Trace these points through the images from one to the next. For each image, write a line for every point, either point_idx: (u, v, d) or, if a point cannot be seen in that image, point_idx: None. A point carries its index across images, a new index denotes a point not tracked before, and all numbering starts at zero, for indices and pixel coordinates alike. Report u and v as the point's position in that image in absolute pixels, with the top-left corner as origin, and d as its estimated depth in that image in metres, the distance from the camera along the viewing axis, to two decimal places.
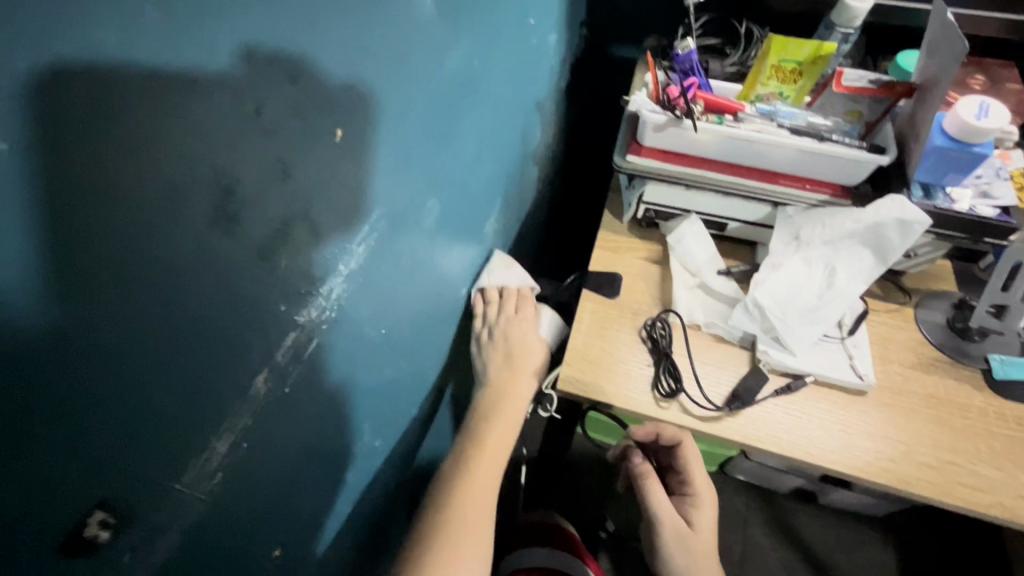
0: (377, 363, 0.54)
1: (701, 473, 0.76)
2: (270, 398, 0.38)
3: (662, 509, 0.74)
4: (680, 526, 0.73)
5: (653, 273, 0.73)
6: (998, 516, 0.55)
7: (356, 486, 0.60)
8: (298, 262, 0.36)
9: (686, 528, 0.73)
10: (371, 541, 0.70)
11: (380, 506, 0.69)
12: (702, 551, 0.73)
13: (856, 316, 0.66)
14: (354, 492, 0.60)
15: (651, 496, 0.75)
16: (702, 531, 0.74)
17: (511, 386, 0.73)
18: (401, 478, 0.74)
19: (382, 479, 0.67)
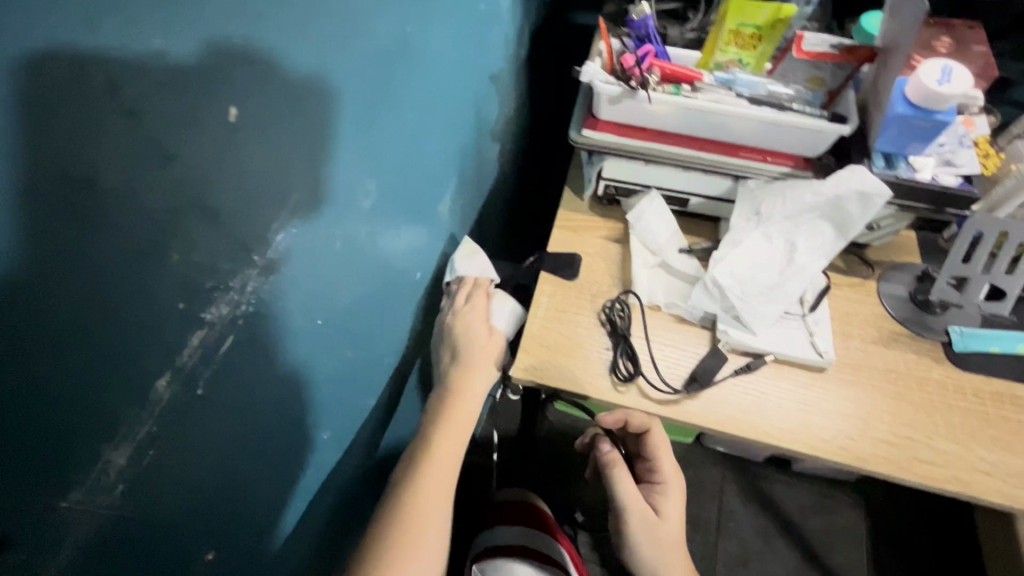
0: (318, 358, 0.52)
1: (669, 462, 0.75)
2: (178, 401, 0.35)
3: (627, 495, 0.72)
4: (647, 513, 0.72)
5: (614, 253, 0.71)
6: (952, 489, 0.55)
7: (310, 481, 0.58)
8: (196, 257, 0.33)
9: (653, 516, 0.72)
10: (335, 532, 0.69)
11: (339, 499, 0.67)
12: (667, 538, 0.72)
13: (818, 292, 0.65)
14: (305, 489, 0.58)
15: (617, 483, 0.73)
16: (668, 518, 0.73)
17: (463, 385, 0.68)
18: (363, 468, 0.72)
19: (341, 471, 0.66)
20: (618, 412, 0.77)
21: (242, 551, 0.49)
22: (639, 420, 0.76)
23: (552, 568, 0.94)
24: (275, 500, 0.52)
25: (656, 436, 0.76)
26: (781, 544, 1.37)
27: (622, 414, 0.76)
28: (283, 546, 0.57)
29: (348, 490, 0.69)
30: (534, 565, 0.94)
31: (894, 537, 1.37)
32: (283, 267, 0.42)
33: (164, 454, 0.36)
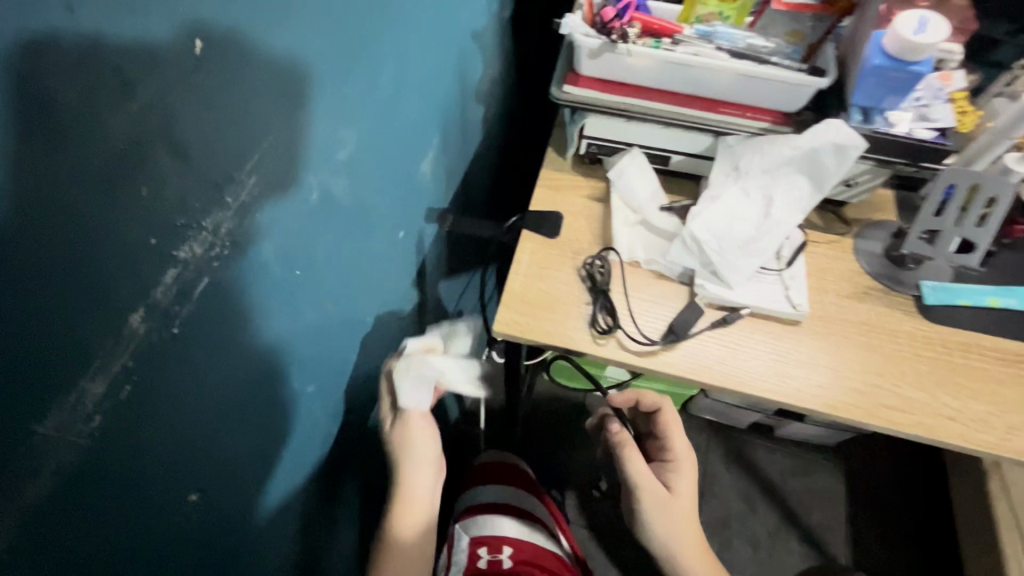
0: (300, 309, 0.52)
1: (681, 440, 0.77)
2: (153, 340, 0.36)
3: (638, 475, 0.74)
4: (657, 492, 0.73)
5: (595, 211, 0.71)
6: (916, 434, 0.57)
7: (297, 435, 0.59)
8: (164, 192, 0.33)
9: (664, 493, 0.74)
10: (324, 489, 0.70)
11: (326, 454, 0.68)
12: (679, 514, 0.73)
13: (794, 248, 0.66)
14: (291, 440, 0.59)
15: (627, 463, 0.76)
16: (680, 494, 0.74)
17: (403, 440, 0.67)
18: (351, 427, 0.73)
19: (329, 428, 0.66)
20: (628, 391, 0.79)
21: (230, 498, 0.50)
22: (650, 398, 0.78)
23: (534, 522, 0.98)
24: (260, 448, 0.53)
25: (667, 415, 0.78)
26: (763, 508, 1.41)
27: (631, 393, 0.78)
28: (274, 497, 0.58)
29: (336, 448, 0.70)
30: (517, 519, 0.97)
31: (871, 498, 1.42)
32: (257, 210, 0.42)
33: (142, 390, 0.36)
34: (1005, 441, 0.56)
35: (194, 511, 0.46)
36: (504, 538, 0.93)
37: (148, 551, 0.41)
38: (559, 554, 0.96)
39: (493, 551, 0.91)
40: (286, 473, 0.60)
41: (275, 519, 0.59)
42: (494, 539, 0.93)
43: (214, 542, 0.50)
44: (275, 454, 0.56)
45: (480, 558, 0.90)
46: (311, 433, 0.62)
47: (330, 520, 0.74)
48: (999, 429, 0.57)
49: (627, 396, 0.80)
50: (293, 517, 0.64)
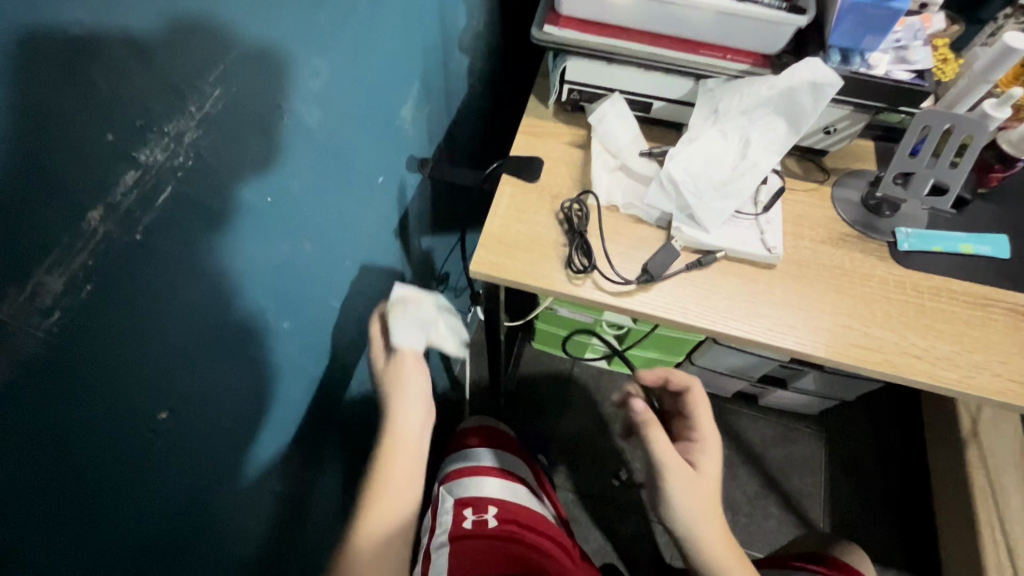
0: (273, 239, 0.52)
1: (707, 419, 0.78)
2: (115, 242, 0.35)
3: (665, 455, 0.72)
4: (682, 468, 0.72)
5: (575, 158, 0.71)
6: (884, 372, 0.58)
7: (276, 370, 0.59)
8: (120, 85, 0.33)
9: (690, 470, 0.72)
10: (308, 433, 0.71)
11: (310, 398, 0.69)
12: (702, 494, 0.71)
13: (773, 194, 0.66)
14: (272, 377, 0.59)
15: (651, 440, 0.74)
16: (705, 473, 0.73)
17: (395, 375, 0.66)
18: (333, 372, 0.74)
19: (310, 369, 0.67)
20: (659, 370, 0.84)
21: (206, 424, 0.50)
22: (681, 375, 0.81)
23: (519, 483, 0.99)
24: (237, 378, 0.53)
25: (695, 393, 0.80)
26: (744, 473, 1.44)
27: (661, 371, 0.83)
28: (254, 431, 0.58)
29: (317, 391, 0.71)
30: (501, 480, 0.98)
31: (852, 463, 1.45)
32: (224, 125, 0.42)
33: (103, 292, 0.36)
34: (968, 378, 0.57)
35: (167, 431, 0.46)
36: (489, 499, 0.94)
37: (118, 464, 0.41)
38: (542, 513, 0.97)
39: (479, 512, 0.92)
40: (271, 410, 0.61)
41: (257, 455, 0.60)
42: (479, 501, 0.94)
43: (191, 469, 0.49)
44: (253, 387, 0.56)
45: (466, 518, 0.91)
46: (290, 370, 0.62)
47: (314, 466, 0.74)
48: (963, 367, 0.58)
49: (657, 375, 0.84)
50: (279, 458, 0.65)
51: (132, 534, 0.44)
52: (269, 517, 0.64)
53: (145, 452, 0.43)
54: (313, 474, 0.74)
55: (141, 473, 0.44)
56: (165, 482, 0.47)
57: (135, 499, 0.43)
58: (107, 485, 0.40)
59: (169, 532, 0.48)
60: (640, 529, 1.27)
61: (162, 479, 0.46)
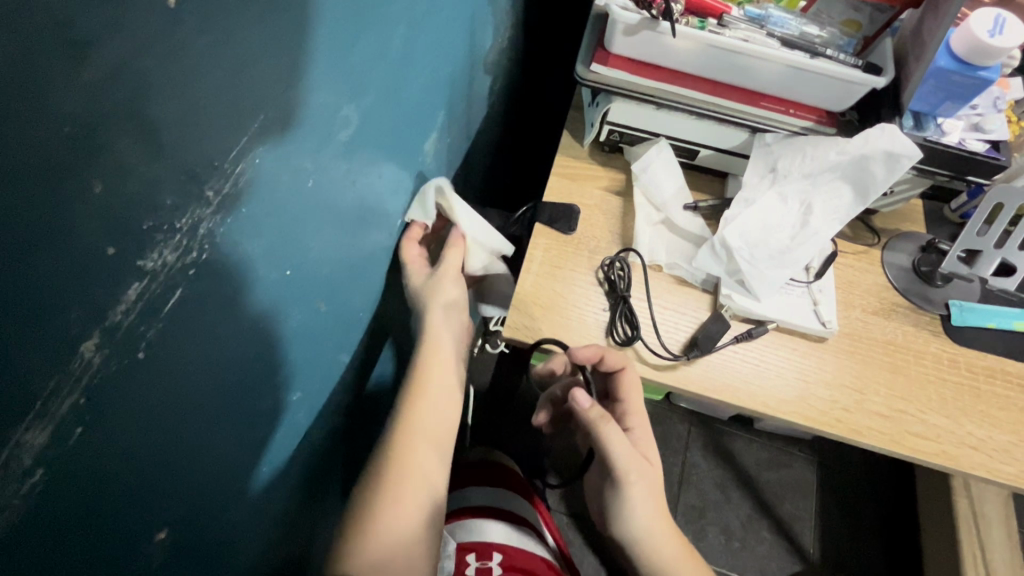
0: (289, 312, 0.45)
1: (638, 403, 0.62)
2: (112, 368, 0.28)
3: (625, 457, 0.58)
4: (643, 470, 0.59)
5: (615, 207, 0.65)
6: (941, 464, 0.55)
7: (290, 450, 0.52)
8: (126, 186, 0.25)
9: (648, 468, 0.60)
10: (328, 502, 0.64)
11: (326, 465, 0.62)
12: (656, 491, 0.60)
13: (826, 260, 0.62)
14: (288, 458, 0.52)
15: (606, 444, 0.58)
16: (655, 464, 0.61)
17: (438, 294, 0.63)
18: (352, 430, 0.67)
19: (327, 436, 0.60)
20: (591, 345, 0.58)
21: (217, 532, 0.43)
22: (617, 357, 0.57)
23: (524, 525, 0.93)
24: (254, 471, 0.46)
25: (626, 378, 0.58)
26: (737, 496, 1.33)
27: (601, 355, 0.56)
28: (272, 520, 0.52)
29: (336, 455, 0.64)
30: (506, 523, 0.92)
31: (856, 495, 1.34)
32: (244, 200, 0.34)
33: (100, 428, 0.28)
34: None
35: (174, 553, 0.38)
36: (493, 545, 0.89)
37: None
38: (548, 558, 0.90)
39: (482, 558, 0.87)
40: (287, 493, 0.54)
41: (278, 542, 0.53)
42: (483, 545, 0.89)
43: None
44: (269, 475, 0.49)
45: (467, 565, 0.86)
46: (307, 443, 0.56)
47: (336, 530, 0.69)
48: (1020, 461, 0.55)
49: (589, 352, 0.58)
50: (297, 541, 0.58)
51: None
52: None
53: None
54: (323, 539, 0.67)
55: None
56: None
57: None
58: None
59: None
60: None
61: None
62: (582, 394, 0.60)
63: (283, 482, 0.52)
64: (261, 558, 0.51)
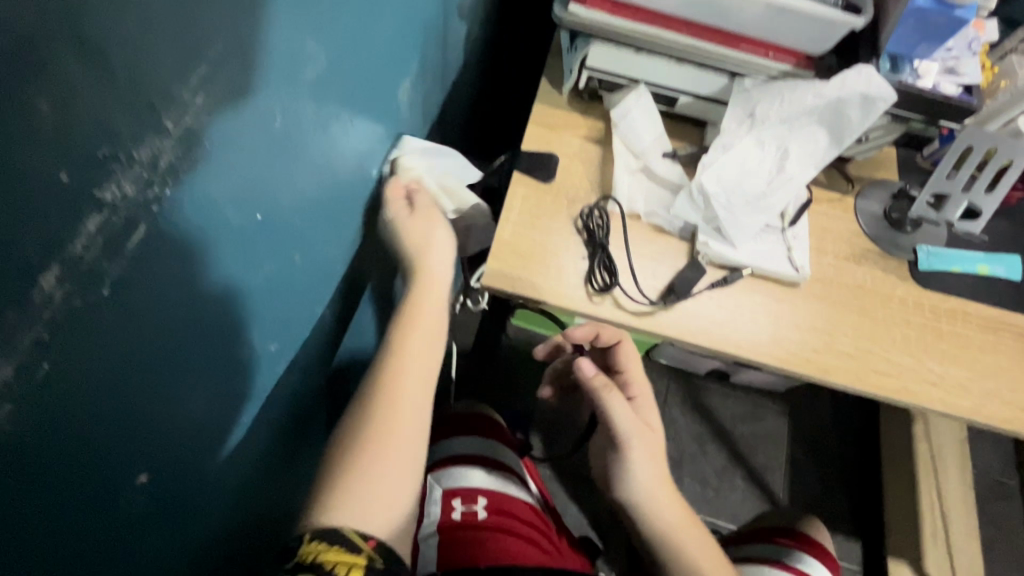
0: (262, 258, 0.44)
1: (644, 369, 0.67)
2: (77, 305, 0.27)
3: (627, 423, 0.61)
4: (645, 433, 0.62)
5: (593, 155, 0.65)
6: (902, 399, 0.57)
7: (268, 402, 0.53)
8: (76, 110, 0.24)
9: (652, 433, 0.63)
10: (308, 453, 0.65)
11: (305, 416, 0.62)
12: (660, 460, 0.63)
13: (800, 206, 0.63)
14: (266, 408, 0.52)
15: (609, 408, 0.62)
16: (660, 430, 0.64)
17: (421, 248, 0.60)
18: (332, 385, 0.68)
19: (306, 389, 0.61)
20: (572, 295, 0.58)
21: (198, 474, 0.43)
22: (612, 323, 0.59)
23: (509, 473, 0.95)
24: (234, 419, 0.47)
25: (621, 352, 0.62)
26: (713, 448, 1.38)
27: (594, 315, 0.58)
28: (253, 470, 0.52)
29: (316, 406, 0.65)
30: (491, 470, 0.94)
31: (824, 443, 1.40)
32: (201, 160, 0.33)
33: (68, 363, 0.28)
34: (979, 407, 0.57)
35: (155, 493, 0.38)
36: (478, 490, 0.91)
37: (92, 553, 0.34)
38: (532, 503, 0.93)
39: (468, 503, 0.89)
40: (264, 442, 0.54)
41: (259, 492, 0.55)
42: (468, 490, 0.91)
43: (183, 525, 0.43)
44: (246, 420, 0.49)
45: (454, 509, 0.88)
46: (285, 392, 0.56)
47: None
48: (975, 396, 0.58)
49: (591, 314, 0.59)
50: (274, 491, 0.58)
51: None
52: (270, 551, 0.60)
53: (123, 528, 0.36)
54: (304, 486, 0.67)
55: (128, 551, 0.37)
56: (157, 547, 0.40)
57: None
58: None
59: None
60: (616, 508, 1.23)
61: (148, 550, 0.39)
62: (589, 363, 0.65)
63: (262, 433, 0.53)
64: (241, 503, 0.51)
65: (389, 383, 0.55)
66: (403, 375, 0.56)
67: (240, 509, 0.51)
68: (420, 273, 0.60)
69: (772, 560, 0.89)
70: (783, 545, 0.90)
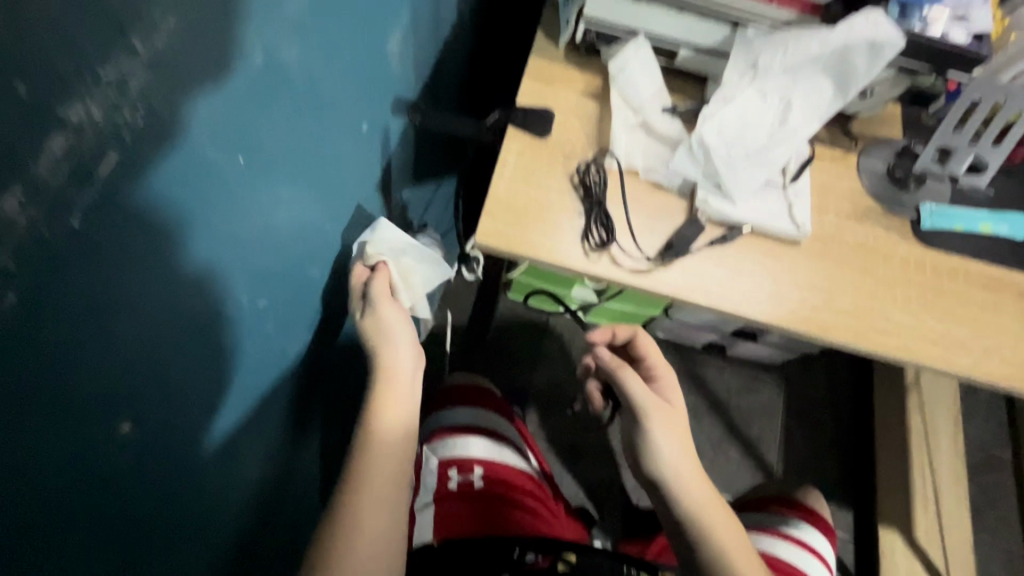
0: (245, 206, 0.43)
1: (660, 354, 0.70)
2: (45, 235, 0.26)
3: (643, 394, 0.63)
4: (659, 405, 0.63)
5: (590, 111, 0.63)
6: (900, 357, 0.57)
7: (255, 362, 0.52)
8: (29, 14, 0.22)
9: (668, 405, 0.64)
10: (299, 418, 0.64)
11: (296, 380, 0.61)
12: (684, 438, 0.62)
13: (802, 162, 0.62)
14: (252, 368, 0.51)
15: (624, 383, 0.65)
16: (678, 406, 0.65)
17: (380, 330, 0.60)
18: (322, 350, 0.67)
19: (295, 351, 0.59)
20: (570, 253, 0.57)
21: (182, 428, 0.42)
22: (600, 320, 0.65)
23: (505, 442, 0.95)
24: (218, 376, 0.46)
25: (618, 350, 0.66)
26: (708, 420, 1.39)
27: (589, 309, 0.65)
28: (240, 429, 0.52)
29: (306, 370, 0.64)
30: (487, 439, 0.94)
31: (819, 415, 1.41)
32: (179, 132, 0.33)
33: (37, 294, 0.27)
34: (977, 365, 0.57)
35: (137, 444, 0.37)
36: (474, 459, 0.91)
37: (80, 502, 0.33)
38: (528, 471, 0.94)
39: (464, 472, 0.89)
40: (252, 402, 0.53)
41: (249, 451, 0.54)
42: (465, 459, 0.91)
43: (171, 480, 0.42)
44: (233, 379, 0.48)
45: (450, 479, 0.88)
46: (273, 352, 0.54)
47: (314, 451, 0.72)
48: (973, 355, 0.57)
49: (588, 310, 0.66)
50: (262, 453, 0.57)
51: (115, 560, 0.37)
52: (265, 516, 0.60)
53: (111, 478, 0.35)
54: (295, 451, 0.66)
55: (118, 503, 0.36)
56: (147, 502, 0.39)
57: (103, 531, 0.35)
58: (65, 533, 0.32)
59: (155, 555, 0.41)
60: (612, 478, 1.24)
61: (139, 503, 0.38)
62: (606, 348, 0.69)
63: (250, 392, 0.52)
64: (229, 462, 0.50)
65: (359, 464, 0.55)
66: (375, 454, 0.55)
67: (229, 468, 0.51)
68: (383, 353, 0.59)
69: (768, 528, 0.88)
70: (778, 513, 0.90)
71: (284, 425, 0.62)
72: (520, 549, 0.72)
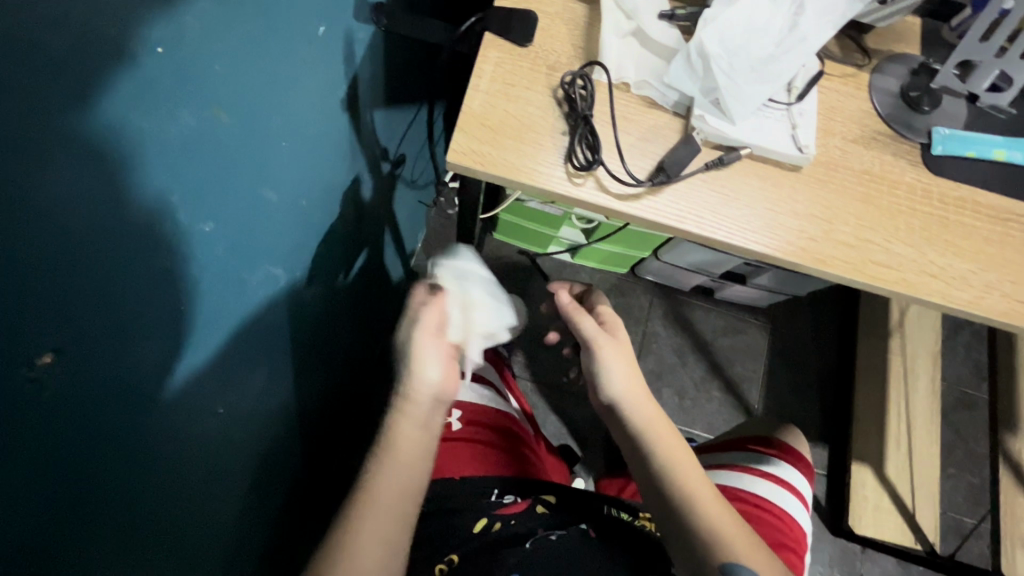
0: (181, 109, 0.37)
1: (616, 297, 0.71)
2: None
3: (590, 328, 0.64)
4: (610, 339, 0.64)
5: (577, 16, 0.56)
6: (900, 291, 0.54)
7: (222, 298, 0.47)
8: None
9: (615, 338, 0.64)
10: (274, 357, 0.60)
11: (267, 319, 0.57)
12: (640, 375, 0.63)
13: (810, 79, 0.56)
14: (215, 304, 0.46)
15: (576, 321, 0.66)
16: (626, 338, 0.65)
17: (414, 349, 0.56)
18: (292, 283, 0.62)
19: (262, 285, 0.55)
20: (554, 175, 0.51)
21: (139, 362, 0.38)
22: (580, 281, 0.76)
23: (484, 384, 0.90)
24: (179, 309, 0.41)
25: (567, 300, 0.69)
26: (693, 361, 1.38)
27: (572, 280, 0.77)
28: (213, 367, 0.48)
29: (278, 306, 0.59)
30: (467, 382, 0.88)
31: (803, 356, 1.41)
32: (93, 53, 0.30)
33: None
34: (979, 298, 0.54)
35: (69, 379, 0.32)
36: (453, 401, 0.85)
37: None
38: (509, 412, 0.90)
39: None
40: (224, 340, 0.49)
41: (224, 388, 0.50)
42: None
43: (132, 418, 0.38)
44: (195, 314, 0.44)
45: None
46: (238, 284, 0.50)
47: (296, 389, 0.69)
48: (975, 288, 0.54)
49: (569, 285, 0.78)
50: (239, 397, 0.53)
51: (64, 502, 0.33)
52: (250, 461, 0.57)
53: (39, 414, 0.30)
54: (275, 392, 0.63)
55: (53, 442, 0.32)
56: (96, 441, 0.35)
57: (41, 469, 0.31)
58: None
59: (111, 498, 0.37)
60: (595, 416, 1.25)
61: (91, 441, 0.35)
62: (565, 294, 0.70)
63: (221, 326, 0.48)
64: (202, 403, 0.47)
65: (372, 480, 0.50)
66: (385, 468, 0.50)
67: (204, 406, 0.47)
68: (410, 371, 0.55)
69: (750, 468, 0.88)
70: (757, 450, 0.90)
71: (260, 367, 0.58)
72: (499, 491, 0.70)
